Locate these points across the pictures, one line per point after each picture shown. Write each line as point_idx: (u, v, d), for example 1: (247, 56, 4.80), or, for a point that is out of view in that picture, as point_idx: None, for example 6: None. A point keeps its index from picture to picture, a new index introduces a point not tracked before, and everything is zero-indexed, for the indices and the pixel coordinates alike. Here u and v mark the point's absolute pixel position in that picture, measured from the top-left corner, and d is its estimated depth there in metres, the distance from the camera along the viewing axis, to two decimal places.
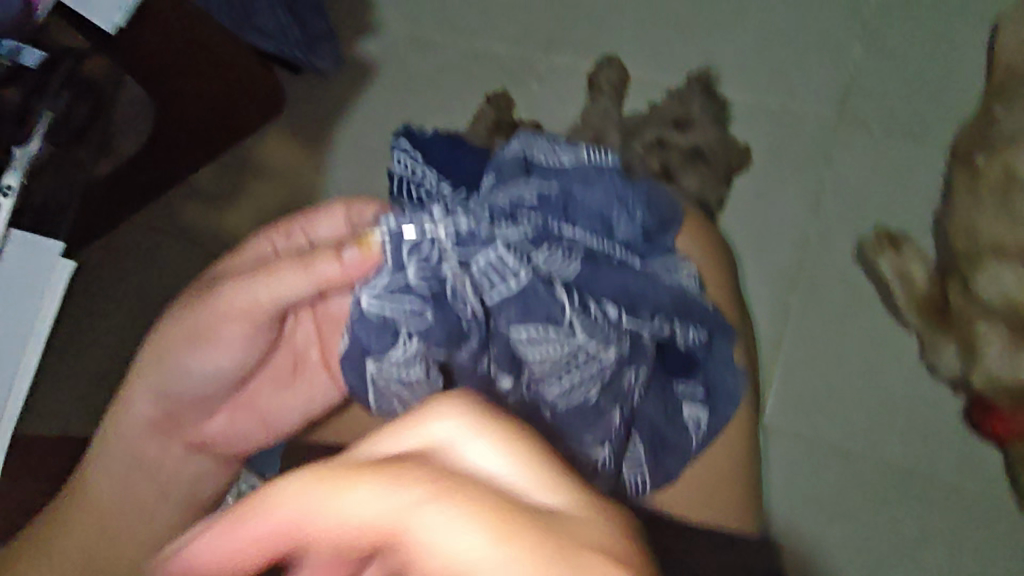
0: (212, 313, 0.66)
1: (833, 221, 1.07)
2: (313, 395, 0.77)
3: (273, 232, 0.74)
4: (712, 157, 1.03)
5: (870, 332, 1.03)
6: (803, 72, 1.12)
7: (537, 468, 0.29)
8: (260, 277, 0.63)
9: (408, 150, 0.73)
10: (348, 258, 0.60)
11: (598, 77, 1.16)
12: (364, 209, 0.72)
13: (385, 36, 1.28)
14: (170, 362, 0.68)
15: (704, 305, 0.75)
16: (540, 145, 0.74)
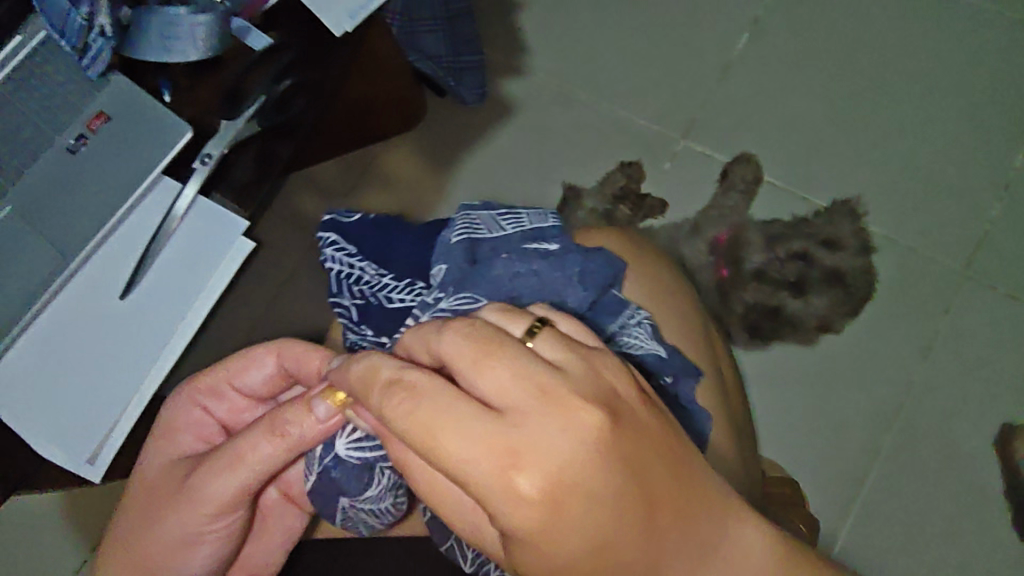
0: (198, 510, 0.59)
1: (941, 371, 1.06)
2: (280, 520, 0.67)
3: (204, 383, 0.68)
4: (851, 283, 1.10)
5: (959, 489, 1.02)
6: (937, 218, 1.13)
7: (532, 370, 0.39)
8: (228, 468, 0.58)
9: (337, 244, 0.68)
10: (318, 410, 0.54)
11: (732, 173, 1.19)
12: (295, 349, 0.64)
13: (530, 79, 1.30)
14: (162, 564, 0.60)
15: (654, 355, 0.62)
16: (477, 221, 0.67)
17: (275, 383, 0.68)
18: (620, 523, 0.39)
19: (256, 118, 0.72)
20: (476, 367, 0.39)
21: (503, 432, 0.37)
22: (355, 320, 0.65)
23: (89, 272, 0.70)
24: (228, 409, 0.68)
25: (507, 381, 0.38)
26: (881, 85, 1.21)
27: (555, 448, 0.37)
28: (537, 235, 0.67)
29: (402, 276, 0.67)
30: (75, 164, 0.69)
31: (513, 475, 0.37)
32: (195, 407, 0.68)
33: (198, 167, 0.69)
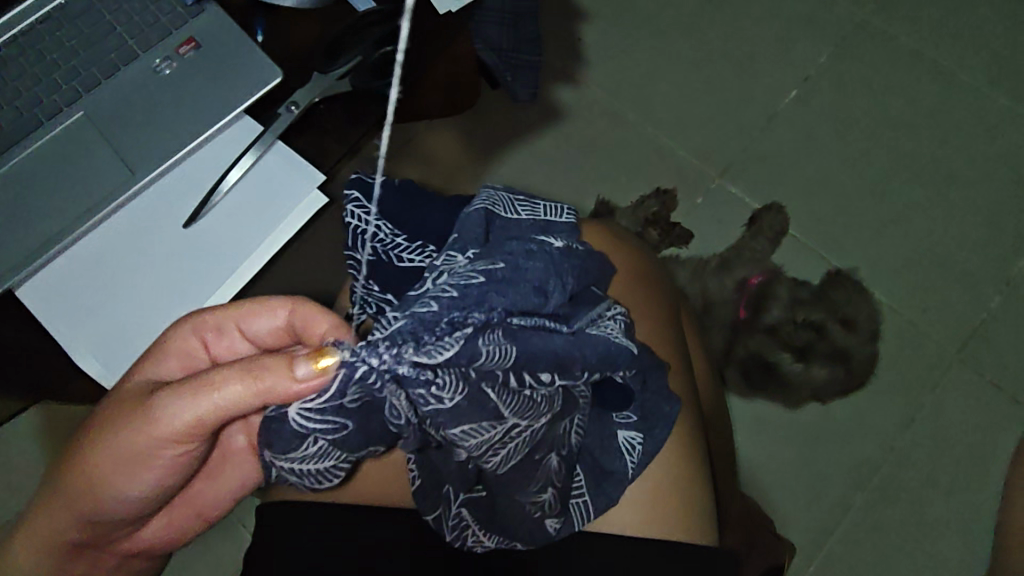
0: (148, 435, 0.53)
1: (919, 442, 1.12)
2: (238, 471, 0.66)
3: (209, 317, 0.59)
4: (855, 364, 1.15)
5: (916, 554, 1.07)
6: (940, 298, 1.18)
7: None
8: (193, 398, 0.52)
9: (360, 200, 0.64)
10: (302, 375, 0.47)
11: (760, 219, 1.23)
12: (308, 313, 0.55)
13: (585, 92, 1.32)
14: (101, 483, 0.56)
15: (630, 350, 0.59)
16: (495, 198, 0.62)
17: (280, 336, 0.59)
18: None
19: (347, 78, 0.71)
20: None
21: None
22: (363, 275, 0.60)
23: (153, 194, 0.69)
24: (227, 347, 0.61)
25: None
26: (914, 162, 1.25)
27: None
28: (550, 227, 0.64)
29: (417, 239, 0.64)
30: (158, 85, 0.70)
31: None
32: (192, 335, 0.59)
33: (283, 112, 0.70)
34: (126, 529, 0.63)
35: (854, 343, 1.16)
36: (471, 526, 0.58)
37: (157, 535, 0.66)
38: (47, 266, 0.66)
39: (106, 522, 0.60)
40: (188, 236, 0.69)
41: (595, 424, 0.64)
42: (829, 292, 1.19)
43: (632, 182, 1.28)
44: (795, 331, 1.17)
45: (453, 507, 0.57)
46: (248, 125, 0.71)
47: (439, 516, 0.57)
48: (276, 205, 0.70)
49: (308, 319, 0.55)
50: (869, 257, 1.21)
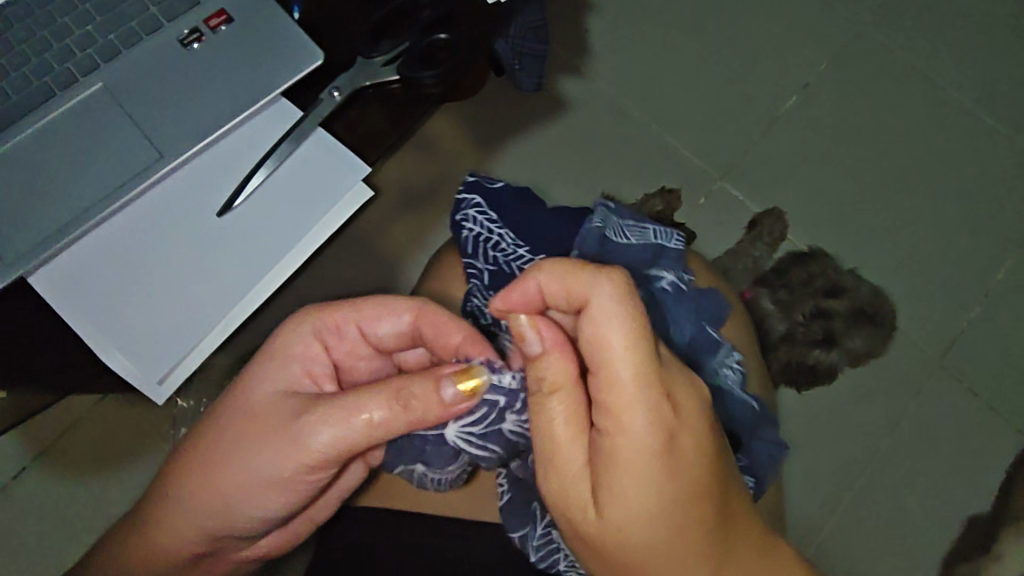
0: (295, 455, 0.53)
1: (902, 441, 1.17)
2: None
3: (331, 318, 0.60)
4: (875, 315, 1.22)
5: (895, 547, 1.13)
6: (926, 304, 1.23)
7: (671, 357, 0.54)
8: (340, 421, 0.52)
9: (482, 208, 0.76)
10: (448, 394, 0.51)
11: (761, 224, 1.27)
12: (441, 320, 0.58)
13: (591, 88, 1.32)
14: (237, 498, 0.56)
15: (730, 386, 0.72)
16: (609, 224, 0.75)
17: (403, 339, 0.61)
18: (690, 496, 0.52)
19: (395, 64, 0.67)
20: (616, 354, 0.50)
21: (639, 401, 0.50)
22: (486, 283, 0.73)
23: (180, 178, 0.64)
24: (347, 351, 0.61)
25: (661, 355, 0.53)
26: (906, 174, 1.29)
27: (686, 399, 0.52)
28: (661, 252, 0.76)
29: (536, 252, 0.74)
30: (187, 60, 0.65)
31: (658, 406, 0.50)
32: (313, 339, 0.60)
33: (325, 97, 0.65)
34: (241, 543, 0.61)
35: (862, 339, 1.21)
36: (562, 551, 0.65)
37: (269, 548, 0.64)
38: (63, 251, 0.61)
39: (232, 536, 0.59)
40: (220, 226, 0.64)
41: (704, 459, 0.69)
42: (817, 285, 1.24)
43: (636, 182, 1.30)
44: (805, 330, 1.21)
45: (541, 528, 0.65)
46: (286, 109, 0.66)
47: (524, 534, 0.66)
48: (317, 197, 0.65)
49: (444, 335, 0.58)
50: (860, 263, 1.25)
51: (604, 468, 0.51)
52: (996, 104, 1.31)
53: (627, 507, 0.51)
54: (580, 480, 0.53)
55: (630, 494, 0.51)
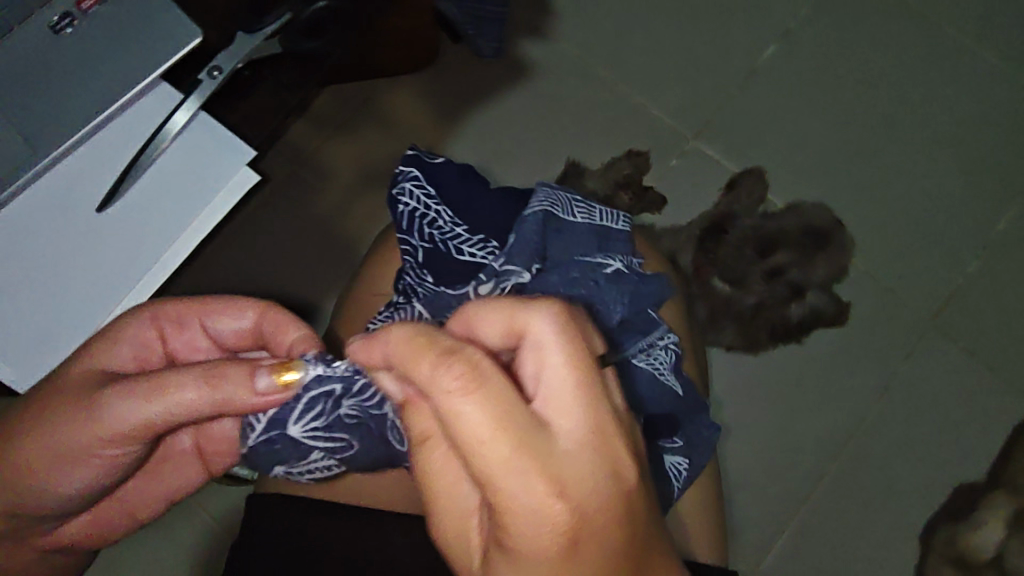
0: (90, 431, 0.51)
1: (892, 406, 1.11)
2: (179, 474, 0.64)
3: (171, 308, 0.56)
4: (854, 271, 1.15)
5: (885, 519, 1.08)
6: (916, 261, 1.15)
7: (600, 390, 0.38)
8: (144, 400, 0.49)
9: (419, 180, 0.57)
10: (260, 386, 0.48)
11: (740, 184, 1.17)
12: (281, 320, 0.55)
13: (553, 47, 1.21)
14: (34, 471, 0.53)
15: (670, 392, 0.55)
16: (555, 197, 0.57)
17: (243, 340, 0.57)
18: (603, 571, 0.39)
19: (276, 36, 0.63)
20: (507, 422, 0.35)
21: (540, 476, 0.36)
22: (419, 264, 0.55)
23: (60, 173, 0.61)
24: (184, 343, 0.57)
25: (576, 396, 0.38)
26: (896, 123, 1.19)
27: (602, 469, 0.37)
28: (608, 236, 0.58)
29: (477, 232, 0.57)
30: (59, 47, 0.60)
31: (560, 475, 0.36)
32: (149, 325, 0.56)
33: (205, 78, 0.62)
34: (48, 522, 0.59)
35: (830, 301, 1.12)
36: None
37: (79, 529, 0.62)
38: None
39: (31, 511, 0.56)
40: (101, 220, 0.61)
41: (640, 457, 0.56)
42: (782, 239, 1.14)
43: (604, 145, 1.18)
44: (775, 296, 1.12)
45: None
46: (166, 92, 0.63)
47: None
48: (201, 184, 0.63)
49: (278, 331, 0.55)
50: (847, 221, 1.16)
51: (502, 544, 0.38)
52: (992, 41, 1.21)
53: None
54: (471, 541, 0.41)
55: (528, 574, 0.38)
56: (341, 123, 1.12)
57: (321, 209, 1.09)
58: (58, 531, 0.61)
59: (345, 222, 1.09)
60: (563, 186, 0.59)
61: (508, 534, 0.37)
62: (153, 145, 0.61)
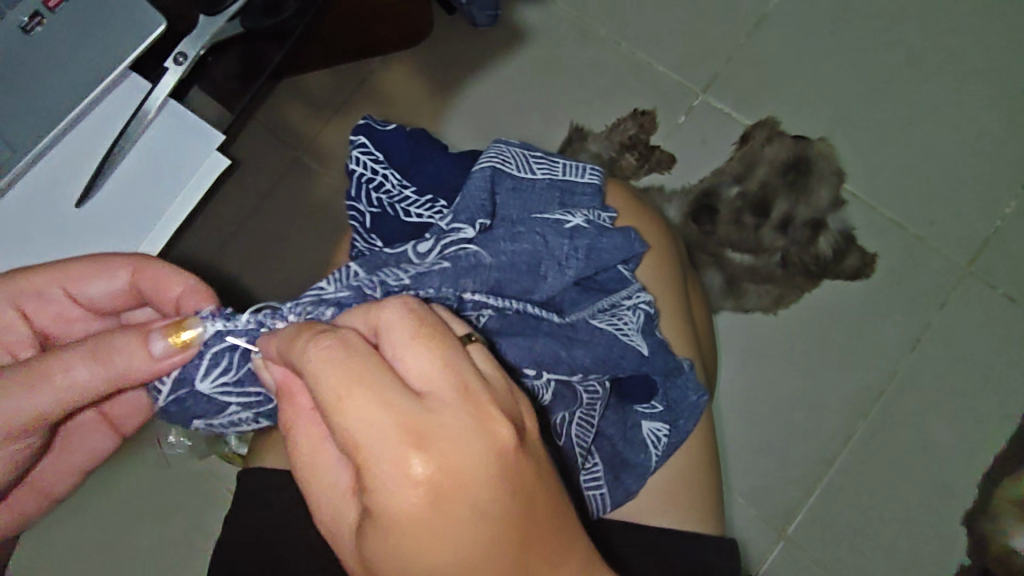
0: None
1: (925, 360, 1.05)
2: (90, 442, 0.64)
3: (30, 282, 0.53)
4: (879, 221, 1.08)
5: (921, 477, 1.03)
6: (948, 205, 1.08)
7: (461, 366, 0.34)
8: (22, 393, 0.45)
9: (366, 146, 0.56)
10: (156, 351, 0.45)
11: (752, 138, 1.10)
12: (159, 274, 0.53)
13: (549, 9, 1.14)
14: None
15: (636, 352, 0.54)
16: (506, 153, 0.57)
17: (124, 300, 0.56)
18: (474, 560, 0.34)
19: (237, 19, 0.64)
20: (341, 398, 0.33)
21: (383, 452, 0.32)
22: (367, 229, 0.55)
23: (42, 170, 0.62)
24: (52, 317, 0.55)
25: (428, 371, 0.34)
26: (921, 59, 1.11)
27: (458, 445, 0.33)
28: (569, 189, 0.58)
29: (427, 192, 0.56)
30: (27, 46, 0.60)
31: (405, 453, 0.32)
32: (10, 308, 0.53)
33: (171, 65, 0.62)
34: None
35: (852, 249, 1.07)
36: None
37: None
38: None
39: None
40: (80, 216, 0.63)
41: (615, 415, 0.59)
42: (795, 189, 1.09)
43: (607, 106, 1.12)
44: (794, 243, 1.07)
45: None
46: (135, 83, 0.64)
47: None
48: (173, 171, 0.64)
49: (162, 288, 0.53)
50: (871, 167, 1.09)
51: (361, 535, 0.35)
52: None
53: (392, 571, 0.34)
54: (345, 536, 0.38)
55: (391, 565, 0.34)
56: (339, 107, 1.11)
57: (319, 194, 1.08)
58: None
59: (344, 207, 1.08)
60: (516, 144, 0.60)
61: (369, 514, 0.34)
62: (126, 135, 0.63)
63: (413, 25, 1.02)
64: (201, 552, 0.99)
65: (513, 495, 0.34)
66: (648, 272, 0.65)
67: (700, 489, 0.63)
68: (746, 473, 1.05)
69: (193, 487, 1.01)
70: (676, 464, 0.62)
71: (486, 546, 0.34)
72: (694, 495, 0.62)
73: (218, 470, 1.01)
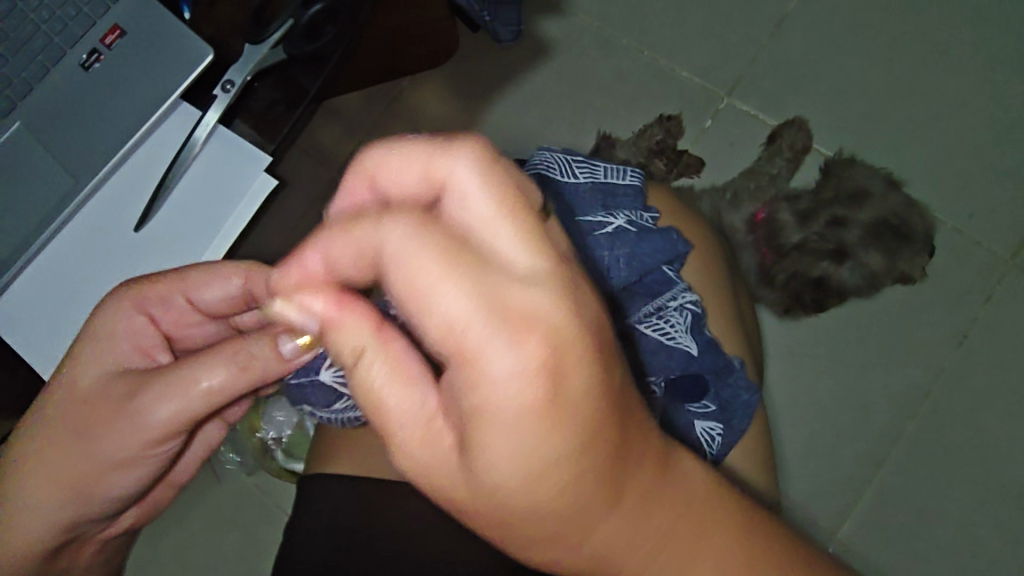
0: (136, 433, 0.49)
1: (973, 355, 1.03)
2: (204, 437, 0.62)
3: (155, 290, 0.54)
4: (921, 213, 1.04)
5: (976, 475, 1.00)
6: (988, 198, 1.06)
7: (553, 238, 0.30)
8: (177, 391, 0.48)
9: None
10: (284, 350, 0.48)
11: (780, 137, 1.09)
12: (267, 280, 0.52)
13: (571, 20, 1.16)
14: (81, 489, 0.50)
15: (683, 352, 0.56)
16: (551, 160, 0.60)
17: (236, 304, 0.56)
18: (589, 452, 0.30)
19: (282, 45, 0.66)
20: (434, 280, 0.28)
21: (490, 344, 0.28)
22: None
23: (110, 190, 0.66)
24: (175, 321, 0.56)
25: (525, 241, 0.29)
26: (951, 49, 1.09)
27: (576, 316, 0.29)
28: (611, 191, 0.60)
29: None
30: (88, 82, 0.64)
31: (513, 338, 0.28)
32: (137, 312, 0.54)
33: (220, 94, 0.65)
34: (94, 533, 0.56)
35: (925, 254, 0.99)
36: None
37: (133, 522, 0.59)
38: (35, 258, 0.64)
39: (85, 526, 0.54)
40: (141, 236, 0.66)
41: (667, 411, 0.55)
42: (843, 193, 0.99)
43: (633, 113, 1.14)
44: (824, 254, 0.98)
45: None
46: (188, 112, 0.67)
47: None
48: (225, 190, 0.67)
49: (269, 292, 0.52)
50: (905, 163, 1.08)
51: (477, 453, 0.30)
52: None
53: (522, 479, 0.30)
54: (442, 464, 0.32)
55: (522, 478, 0.30)
56: (371, 127, 1.14)
57: None
58: (110, 532, 0.58)
59: None
60: (557, 149, 0.63)
61: (479, 422, 0.30)
62: (186, 154, 0.66)
63: (441, 43, 1.04)
64: (255, 563, 1.02)
65: (613, 371, 0.31)
66: (694, 274, 0.66)
67: (753, 485, 0.63)
68: (794, 474, 1.03)
69: (245, 499, 1.03)
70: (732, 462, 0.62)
71: (602, 430, 0.30)
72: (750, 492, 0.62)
73: (266, 481, 1.03)
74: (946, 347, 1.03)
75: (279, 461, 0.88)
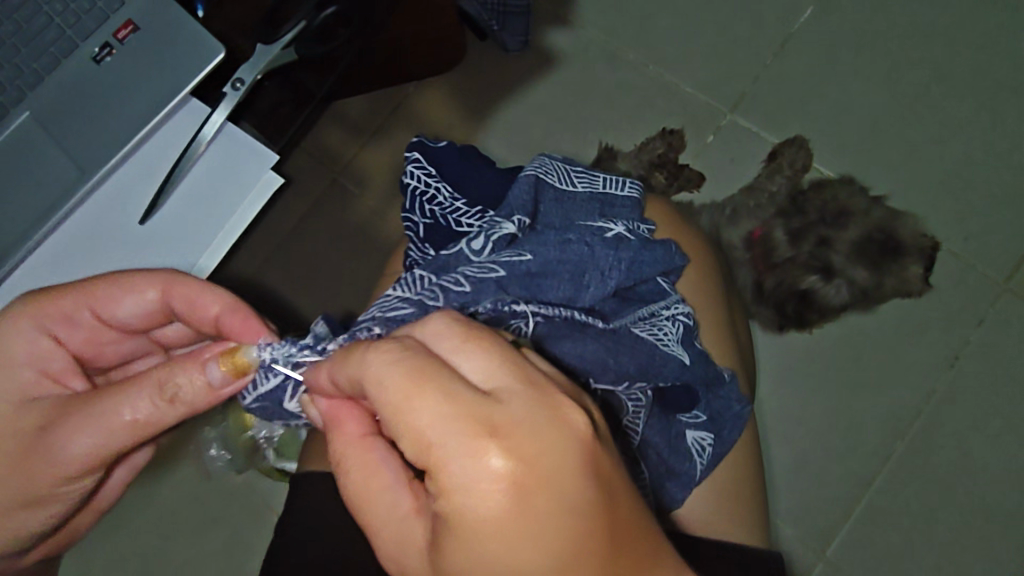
0: (58, 464, 0.51)
1: (963, 378, 1.04)
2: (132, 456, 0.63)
3: (59, 308, 0.55)
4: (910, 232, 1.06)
5: (962, 496, 1.01)
6: (983, 223, 1.07)
7: None
8: (98, 419, 0.51)
9: (420, 161, 0.60)
10: (211, 375, 0.50)
11: (781, 155, 1.10)
12: (187, 294, 0.54)
13: (579, 32, 1.17)
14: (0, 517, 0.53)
15: (676, 361, 0.56)
16: (549, 167, 0.60)
17: (155, 318, 0.57)
18: None
19: (291, 47, 0.66)
20: None
21: None
22: (422, 240, 0.58)
23: (113, 183, 0.67)
24: (86, 339, 0.57)
25: None
26: (951, 75, 1.11)
27: None
28: (609, 202, 0.60)
29: (477, 205, 0.58)
30: (98, 75, 0.65)
31: None
32: (43, 335, 0.55)
33: (229, 91, 0.65)
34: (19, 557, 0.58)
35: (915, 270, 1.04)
36: None
37: (53, 543, 0.61)
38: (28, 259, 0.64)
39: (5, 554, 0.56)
40: (144, 229, 0.66)
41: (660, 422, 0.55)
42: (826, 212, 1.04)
43: (636, 126, 1.14)
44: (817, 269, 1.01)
45: None
46: (195, 108, 0.68)
47: None
48: (229, 185, 0.68)
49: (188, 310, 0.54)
50: (904, 186, 1.09)
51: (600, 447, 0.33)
52: None
53: None
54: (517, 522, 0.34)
55: None
56: (375, 130, 1.14)
57: (358, 215, 1.12)
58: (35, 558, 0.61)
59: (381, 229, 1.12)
60: (558, 155, 0.64)
61: None
62: (193, 148, 0.66)
63: (450, 49, 1.05)
64: (240, 562, 1.01)
65: None
66: (689, 287, 0.66)
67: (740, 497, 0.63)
68: (784, 491, 1.04)
69: (231, 497, 1.03)
70: (721, 473, 0.62)
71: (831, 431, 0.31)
72: (736, 505, 0.62)
73: (254, 478, 1.03)
74: (938, 368, 1.04)
75: (269, 459, 0.88)
